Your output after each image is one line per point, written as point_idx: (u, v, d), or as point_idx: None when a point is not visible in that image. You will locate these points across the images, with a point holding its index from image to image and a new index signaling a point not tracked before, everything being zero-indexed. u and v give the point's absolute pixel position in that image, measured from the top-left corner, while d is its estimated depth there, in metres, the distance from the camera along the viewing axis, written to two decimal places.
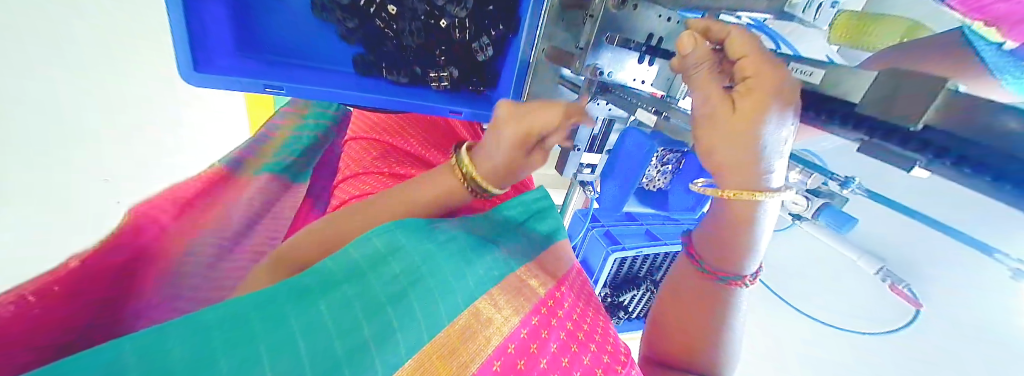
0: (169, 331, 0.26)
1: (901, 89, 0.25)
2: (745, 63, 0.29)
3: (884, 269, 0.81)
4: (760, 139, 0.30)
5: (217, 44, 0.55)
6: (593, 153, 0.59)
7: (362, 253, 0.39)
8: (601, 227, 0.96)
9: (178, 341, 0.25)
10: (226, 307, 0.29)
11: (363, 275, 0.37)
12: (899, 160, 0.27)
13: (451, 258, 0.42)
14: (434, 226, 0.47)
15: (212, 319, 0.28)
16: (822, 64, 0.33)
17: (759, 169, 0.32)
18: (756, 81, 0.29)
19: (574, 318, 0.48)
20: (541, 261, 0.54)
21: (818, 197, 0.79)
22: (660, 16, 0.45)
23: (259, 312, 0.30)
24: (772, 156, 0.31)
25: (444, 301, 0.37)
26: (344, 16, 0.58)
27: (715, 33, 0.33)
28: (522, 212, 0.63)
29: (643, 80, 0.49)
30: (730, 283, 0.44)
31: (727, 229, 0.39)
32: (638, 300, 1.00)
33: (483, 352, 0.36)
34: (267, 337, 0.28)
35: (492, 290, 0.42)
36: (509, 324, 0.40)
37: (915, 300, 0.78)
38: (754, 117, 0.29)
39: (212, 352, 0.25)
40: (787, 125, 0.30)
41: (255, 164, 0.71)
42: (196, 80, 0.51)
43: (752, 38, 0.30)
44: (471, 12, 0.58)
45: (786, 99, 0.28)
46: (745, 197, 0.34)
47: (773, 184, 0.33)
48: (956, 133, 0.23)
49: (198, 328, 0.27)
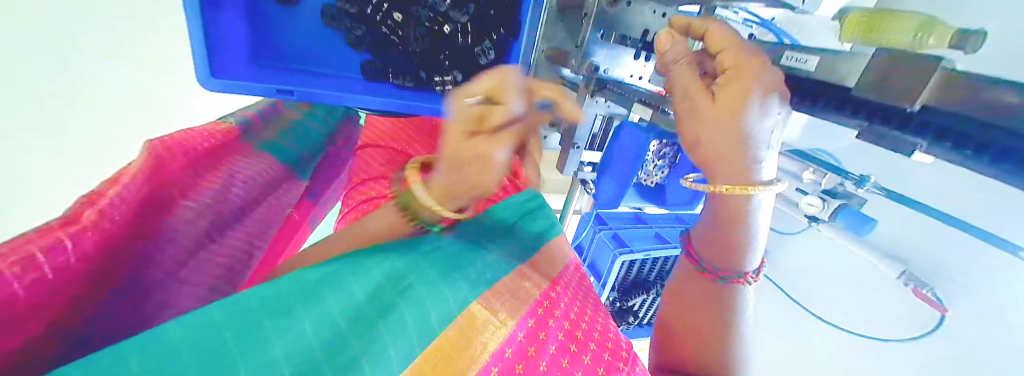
0: (125, 349, 0.23)
1: (896, 69, 0.25)
2: (724, 56, 0.30)
3: (907, 274, 0.76)
4: (747, 131, 0.30)
5: (232, 53, 0.57)
6: (595, 151, 0.60)
7: (343, 266, 0.38)
8: (609, 230, 0.96)
9: (139, 362, 0.22)
10: (191, 323, 0.26)
11: (343, 283, 0.35)
12: (898, 145, 0.27)
13: (436, 267, 0.42)
14: (420, 240, 0.48)
15: (176, 337, 0.25)
16: (817, 51, 0.32)
17: (747, 161, 0.32)
18: (736, 72, 0.29)
19: (570, 317, 0.47)
20: (533, 263, 0.54)
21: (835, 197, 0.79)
22: (654, 12, 0.45)
23: (232, 326, 0.27)
24: (758, 149, 0.31)
25: (435, 307, 0.36)
26: (351, 25, 0.61)
27: (697, 29, 0.32)
28: (513, 213, 0.63)
29: (640, 76, 0.47)
30: (733, 281, 0.43)
31: (727, 228, 0.38)
32: (649, 305, 0.99)
33: (481, 358, 0.34)
34: (247, 358, 0.25)
35: (486, 294, 0.41)
36: (507, 327, 0.38)
37: (939, 305, 0.73)
38: (735, 106, 0.29)
39: (183, 367, 0.23)
40: (774, 113, 0.30)
41: (262, 137, 0.60)
42: (213, 85, 0.53)
43: (728, 30, 0.31)
44: (474, 18, 0.60)
45: (767, 87, 0.29)
46: (738, 192, 0.33)
47: (762, 176, 0.33)
48: (970, 104, 0.22)
49: (155, 355, 0.23)
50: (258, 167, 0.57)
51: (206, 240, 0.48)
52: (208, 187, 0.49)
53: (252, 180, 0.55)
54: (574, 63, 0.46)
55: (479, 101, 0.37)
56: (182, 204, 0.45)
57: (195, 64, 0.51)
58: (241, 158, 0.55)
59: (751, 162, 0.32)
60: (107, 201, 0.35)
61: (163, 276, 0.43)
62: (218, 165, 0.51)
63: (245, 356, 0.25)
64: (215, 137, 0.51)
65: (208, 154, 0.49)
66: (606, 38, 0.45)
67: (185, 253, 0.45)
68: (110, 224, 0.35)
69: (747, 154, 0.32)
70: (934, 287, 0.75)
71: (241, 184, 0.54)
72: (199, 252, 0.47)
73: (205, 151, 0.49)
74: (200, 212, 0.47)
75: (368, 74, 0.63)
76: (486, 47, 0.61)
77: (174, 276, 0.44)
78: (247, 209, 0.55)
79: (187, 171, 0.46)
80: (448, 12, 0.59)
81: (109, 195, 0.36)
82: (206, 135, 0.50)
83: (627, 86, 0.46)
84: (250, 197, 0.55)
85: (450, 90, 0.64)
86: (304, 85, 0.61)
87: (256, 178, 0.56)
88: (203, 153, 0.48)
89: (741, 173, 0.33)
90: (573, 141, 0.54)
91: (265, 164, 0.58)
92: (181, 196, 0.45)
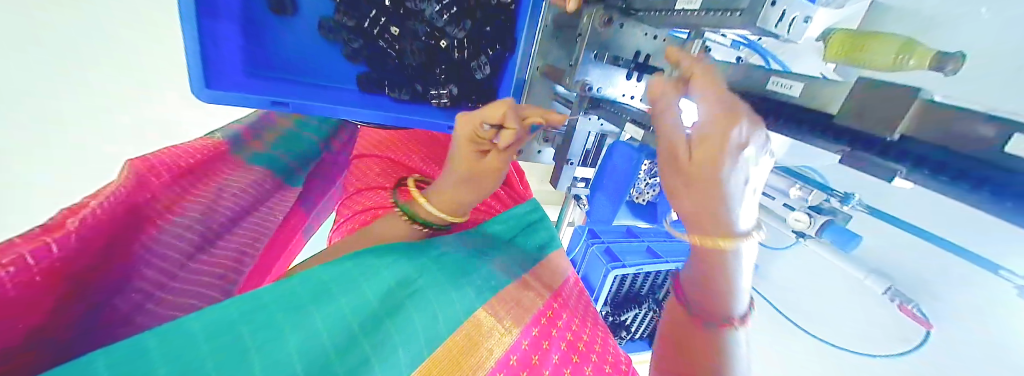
0: (145, 339, 0.23)
1: (874, 98, 0.26)
2: (700, 107, 0.30)
3: (893, 289, 0.78)
4: (716, 181, 0.31)
5: (227, 65, 0.57)
6: (589, 167, 0.60)
7: (354, 263, 0.38)
8: (601, 244, 0.96)
9: (159, 356, 0.22)
10: (210, 314, 0.26)
11: (355, 281, 0.35)
12: (878, 171, 0.27)
13: (444, 271, 0.42)
14: (426, 244, 0.47)
15: (196, 327, 0.25)
16: (800, 77, 0.33)
17: (719, 207, 0.33)
18: (706, 126, 0.30)
19: (573, 328, 0.47)
20: (537, 273, 0.53)
21: (820, 213, 0.80)
22: (647, 34, 0.44)
23: (249, 320, 0.27)
24: (731, 201, 0.32)
25: (443, 311, 0.36)
26: (348, 37, 0.61)
27: (685, 77, 0.33)
28: (510, 228, 0.62)
29: (632, 96, 0.49)
30: (722, 325, 0.43)
31: (706, 275, 0.40)
32: (642, 319, 0.98)
33: (486, 364, 0.35)
34: (262, 354, 0.25)
35: (491, 301, 0.41)
36: (511, 334, 0.39)
37: (924, 320, 0.75)
38: (707, 157, 0.30)
39: (201, 360, 0.23)
40: (744, 166, 0.30)
41: (252, 149, 0.60)
42: (207, 96, 0.53)
43: (711, 79, 0.30)
44: (470, 33, 0.60)
45: (738, 144, 0.29)
46: (711, 244, 0.36)
47: (739, 228, 0.34)
48: (946, 134, 0.23)
49: (172, 348, 0.23)
50: (246, 182, 0.56)
51: (195, 253, 0.47)
52: (194, 200, 0.48)
53: (243, 193, 0.55)
54: (568, 82, 0.47)
55: (490, 128, 0.45)
56: (170, 219, 0.45)
57: (189, 75, 0.51)
58: (229, 170, 0.55)
59: (724, 208, 0.33)
60: (87, 212, 0.35)
61: (148, 289, 0.41)
62: (205, 179, 0.51)
63: (260, 352, 0.25)
64: (200, 153, 0.50)
65: (193, 170, 0.49)
66: (599, 59, 0.45)
67: (172, 266, 0.44)
68: (89, 234, 0.34)
69: (720, 206, 0.33)
70: (919, 304, 0.76)
71: (231, 196, 0.53)
72: (187, 264, 0.46)
73: (190, 166, 0.48)
74: (187, 225, 0.46)
75: (365, 87, 0.64)
76: (481, 62, 0.62)
77: (160, 288, 0.42)
78: (235, 222, 0.54)
79: (175, 185, 0.46)
80: (446, 27, 0.58)
81: (90, 206, 0.36)
82: (200, 148, 0.50)
83: (620, 104, 0.48)
84: (240, 209, 0.55)
85: (446, 103, 0.65)
86: (300, 95, 0.61)
87: (245, 191, 0.56)
88: (190, 168, 0.48)
89: (717, 227, 0.35)
90: (567, 157, 0.56)
91: (254, 176, 0.58)
92: (166, 209, 0.44)
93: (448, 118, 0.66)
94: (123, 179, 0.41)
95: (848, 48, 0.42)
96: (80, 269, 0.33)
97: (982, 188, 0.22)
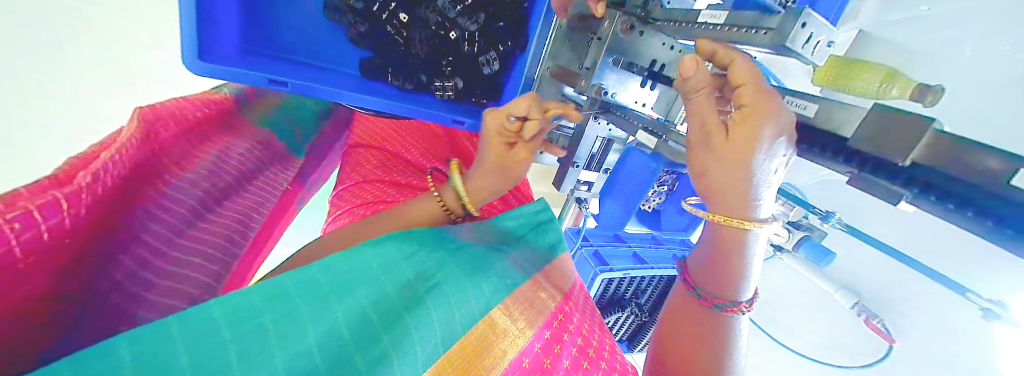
0: (172, 326, 0.22)
1: (890, 124, 0.27)
2: (743, 93, 0.29)
3: (860, 304, 0.83)
4: (752, 167, 0.31)
5: (224, 38, 0.54)
6: (592, 171, 0.60)
7: (375, 253, 0.36)
8: (591, 247, 0.97)
9: (185, 345, 0.21)
10: (228, 303, 0.25)
11: (376, 277, 0.33)
12: (885, 193, 0.28)
13: (461, 265, 0.40)
14: (444, 235, 0.46)
15: (219, 311, 0.24)
16: (816, 99, 0.35)
17: (748, 196, 0.34)
18: (751, 111, 0.29)
19: (583, 333, 0.46)
20: (550, 275, 0.51)
21: (797, 230, 0.84)
22: (664, 43, 0.43)
23: (272, 310, 0.26)
24: (757, 197, 0.34)
25: (460, 310, 0.34)
26: (355, 20, 0.59)
27: (720, 60, 0.31)
28: (522, 225, 0.58)
29: (643, 103, 0.49)
30: (726, 310, 0.42)
31: (721, 253, 0.39)
32: (624, 323, 0.98)
33: (500, 363, 0.34)
34: (284, 345, 0.24)
35: (505, 301, 0.39)
36: (524, 336, 0.38)
37: (888, 335, 0.79)
38: (746, 144, 0.30)
39: (226, 352, 0.22)
40: (777, 155, 0.31)
41: (257, 112, 0.59)
42: (200, 69, 0.49)
43: (755, 67, 0.30)
44: (482, 26, 0.59)
45: (779, 128, 0.29)
46: (734, 224, 0.35)
47: (761, 215, 0.35)
48: (957, 165, 0.24)
49: (195, 337, 0.22)
50: (249, 144, 0.54)
51: (196, 217, 0.44)
52: (203, 156, 0.47)
53: (246, 156, 0.53)
54: (584, 84, 0.47)
55: (516, 120, 0.45)
56: (179, 174, 0.43)
57: (182, 44, 0.48)
58: (235, 137, 0.53)
59: (751, 199, 0.34)
60: (101, 162, 0.33)
61: (156, 245, 0.38)
62: (210, 139, 0.49)
63: (281, 343, 0.24)
64: (206, 108, 0.50)
65: (200, 125, 0.48)
66: (615, 63, 0.46)
67: (172, 231, 0.41)
68: (102, 189, 0.32)
69: (746, 191, 0.33)
70: (885, 320, 0.81)
71: (237, 159, 0.51)
72: (187, 230, 0.42)
73: (194, 123, 0.47)
74: (195, 180, 0.44)
75: (369, 73, 0.63)
76: (490, 57, 0.61)
77: (161, 254, 0.39)
78: (242, 183, 0.52)
79: (179, 140, 0.44)
80: (458, 18, 0.56)
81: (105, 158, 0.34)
82: (197, 105, 0.49)
83: (630, 110, 0.47)
84: (245, 169, 0.52)
85: (450, 96, 0.64)
86: (297, 76, 0.58)
87: (250, 153, 0.54)
88: (195, 123, 0.47)
89: (741, 210, 0.35)
90: (573, 160, 0.56)
91: (249, 144, 0.55)
92: (173, 165, 0.43)
93: (452, 111, 0.65)
94: (132, 127, 0.39)
95: (834, 76, 0.43)
96: (94, 221, 0.31)
97: (990, 218, 0.23)
